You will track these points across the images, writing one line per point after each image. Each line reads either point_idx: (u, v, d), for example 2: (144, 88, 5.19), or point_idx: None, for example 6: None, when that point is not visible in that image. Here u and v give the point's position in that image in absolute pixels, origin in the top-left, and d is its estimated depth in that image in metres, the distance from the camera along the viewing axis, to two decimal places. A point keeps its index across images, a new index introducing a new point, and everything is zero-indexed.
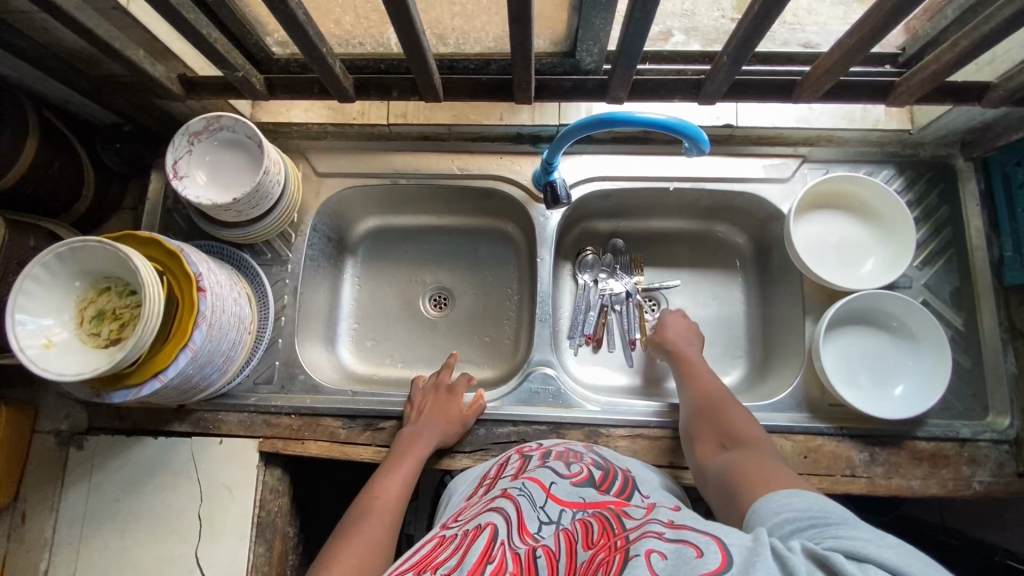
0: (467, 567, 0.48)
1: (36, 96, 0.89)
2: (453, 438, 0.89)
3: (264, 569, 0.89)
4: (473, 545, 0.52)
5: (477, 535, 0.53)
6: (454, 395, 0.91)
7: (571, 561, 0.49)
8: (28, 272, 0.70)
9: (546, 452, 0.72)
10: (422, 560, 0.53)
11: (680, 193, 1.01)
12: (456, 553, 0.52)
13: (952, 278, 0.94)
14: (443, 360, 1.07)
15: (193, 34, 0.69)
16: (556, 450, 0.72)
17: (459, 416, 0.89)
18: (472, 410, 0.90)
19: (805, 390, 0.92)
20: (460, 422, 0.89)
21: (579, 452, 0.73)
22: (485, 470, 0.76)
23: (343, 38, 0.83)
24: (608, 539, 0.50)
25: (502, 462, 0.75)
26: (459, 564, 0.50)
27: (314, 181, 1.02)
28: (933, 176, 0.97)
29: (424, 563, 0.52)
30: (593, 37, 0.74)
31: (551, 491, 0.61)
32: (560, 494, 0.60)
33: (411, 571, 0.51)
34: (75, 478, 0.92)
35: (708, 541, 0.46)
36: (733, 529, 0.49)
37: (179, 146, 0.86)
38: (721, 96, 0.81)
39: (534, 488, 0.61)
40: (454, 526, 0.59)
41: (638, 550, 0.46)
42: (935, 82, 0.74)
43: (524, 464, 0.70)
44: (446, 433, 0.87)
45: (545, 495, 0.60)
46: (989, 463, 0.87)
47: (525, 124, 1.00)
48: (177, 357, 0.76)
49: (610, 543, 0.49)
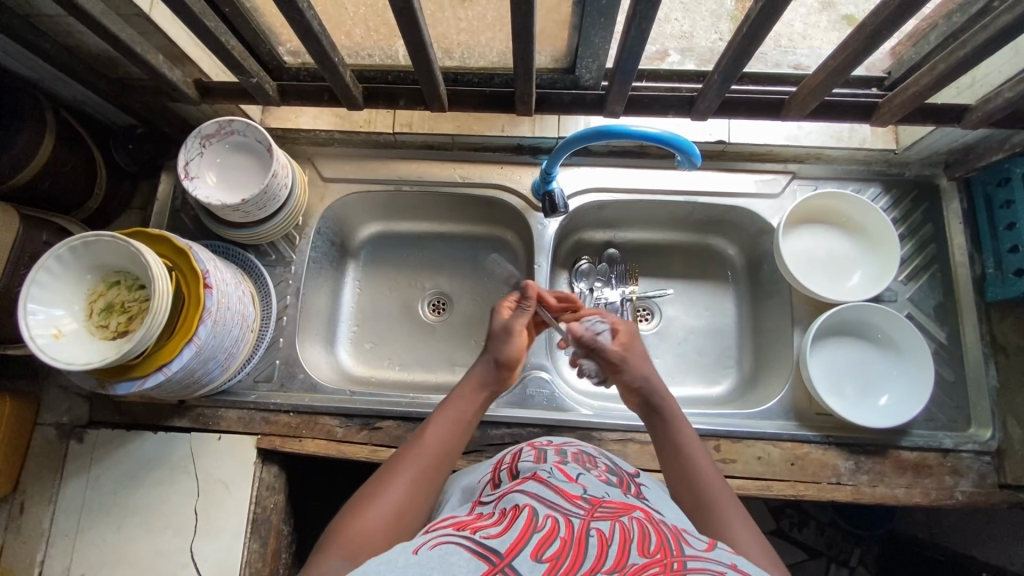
0: (513, 532, 0.48)
1: (53, 96, 0.92)
2: (512, 348, 0.78)
3: (257, 565, 0.90)
4: (515, 519, 0.50)
5: (517, 512, 0.51)
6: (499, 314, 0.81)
7: (621, 556, 0.45)
8: (42, 264, 0.72)
9: (562, 450, 0.68)
10: (462, 521, 0.53)
11: (673, 206, 1.04)
12: (498, 522, 0.51)
13: (936, 293, 0.97)
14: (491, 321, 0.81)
15: (213, 41, 0.73)
16: (573, 450, 0.69)
17: (504, 328, 0.79)
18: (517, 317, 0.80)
19: (793, 399, 0.94)
20: (508, 334, 0.78)
21: (593, 456, 0.69)
22: (498, 459, 0.72)
23: (353, 50, 0.86)
24: (664, 555, 0.46)
25: (515, 452, 0.70)
26: (501, 533, 0.49)
27: (320, 186, 1.05)
28: (918, 195, 1.00)
29: (464, 523, 0.52)
30: (592, 54, 0.78)
31: (581, 479, 0.59)
32: (590, 483, 0.59)
33: (450, 527, 0.52)
34: (74, 470, 0.93)
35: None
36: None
37: (191, 147, 0.90)
38: (713, 112, 0.85)
39: (562, 474, 0.59)
40: (488, 503, 0.57)
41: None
42: (915, 104, 0.78)
43: (542, 455, 0.66)
44: (494, 347, 0.78)
45: (575, 482, 0.58)
46: (972, 474, 0.89)
47: (525, 136, 1.03)
48: (181, 351, 0.79)
49: (666, 560, 0.45)
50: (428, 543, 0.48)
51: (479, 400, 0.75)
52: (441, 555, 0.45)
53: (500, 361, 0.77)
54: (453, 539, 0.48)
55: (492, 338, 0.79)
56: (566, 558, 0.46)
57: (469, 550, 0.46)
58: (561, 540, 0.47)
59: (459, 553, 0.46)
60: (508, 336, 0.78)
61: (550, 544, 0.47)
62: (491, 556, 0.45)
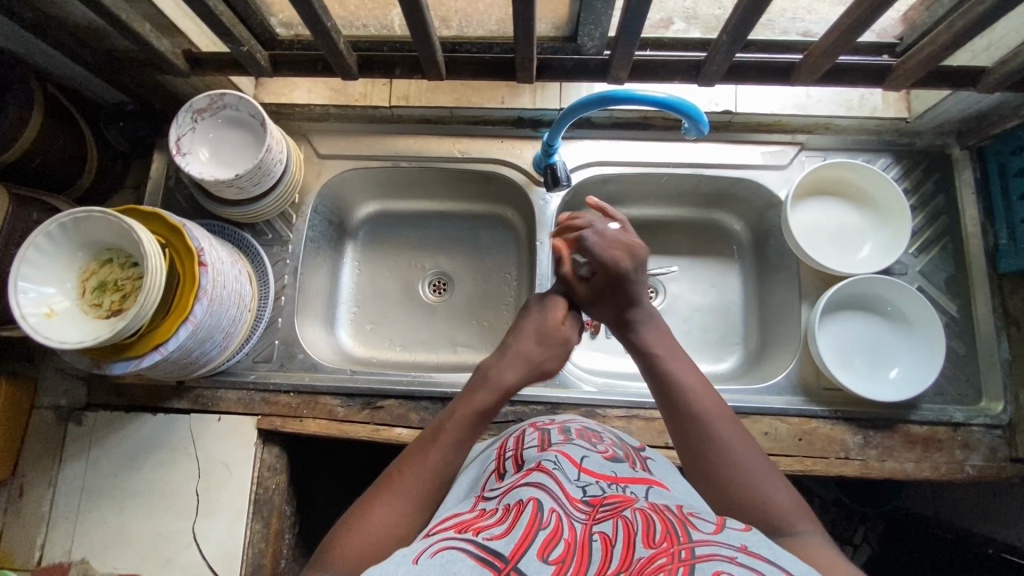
0: (515, 533, 0.46)
1: (38, 70, 0.88)
2: (552, 361, 0.75)
3: (260, 545, 0.90)
4: (519, 516, 0.48)
5: (520, 507, 0.49)
6: (554, 315, 0.77)
7: (627, 553, 0.44)
8: (31, 241, 0.70)
9: (565, 428, 0.67)
10: (463, 521, 0.50)
11: (678, 179, 1.02)
12: (501, 520, 0.49)
13: (947, 265, 0.95)
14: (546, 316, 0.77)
15: (201, 6, 0.70)
16: (576, 427, 0.67)
17: (562, 337, 0.76)
18: (570, 330, 0.78)
19: (801, 374, 0.93)
20: (557, 348, 0.76)
21: (597, 431, 0.68)
22: (501, 440, 0.68)
23: (347, 19, 0.85)
24: (670, 543, 0.44)
25: (518, 436, 0.66)
26: (505, 534, 0.47)
27: (316, 163, 1.03)
28: (929, 165, 0.98)
29: (466, 524, 0.49)
30: (595, 20, 0.75)
31: (584, 465, 0.57)
32: (593, 468, 0.57)
33: (451, 530, 0.49)
34: (73, 453, 0.92)
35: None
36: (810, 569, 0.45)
37: (182, 123, 0.87)
38: (720, 77, 0.82)
39: (568, 462, 0.57)
40: (492, 498, 0.54)
41: (705, 571, 0.41)
42: (930, 66, 0.75)
43: (546, 437, 0.63)
44: (537, 353, 0.74)
45: (579, 469, 0.56)
46: (982, 448, 0.88)
47: (526, 107, 1.01)
48: (177, 331, 0.77)
49: (673, 549, 0.44)
50: (430, 549, 0.45)
51: (493, 413, 0.68)
52: (442, 563, 0.42)
53: (537, 372, 0.74)
54: (454, 544, 0.45)
55: (543, 343, 0.75)
56: (571, 560, 0.44)
57: (471, 556, 0.44)
58: (565, 543, 0.45)
59: (463, 560, 0.43)
60: (561, 348, 0.76)
61: (555, 546, 0.45)
62: (496, 561, 0.43)
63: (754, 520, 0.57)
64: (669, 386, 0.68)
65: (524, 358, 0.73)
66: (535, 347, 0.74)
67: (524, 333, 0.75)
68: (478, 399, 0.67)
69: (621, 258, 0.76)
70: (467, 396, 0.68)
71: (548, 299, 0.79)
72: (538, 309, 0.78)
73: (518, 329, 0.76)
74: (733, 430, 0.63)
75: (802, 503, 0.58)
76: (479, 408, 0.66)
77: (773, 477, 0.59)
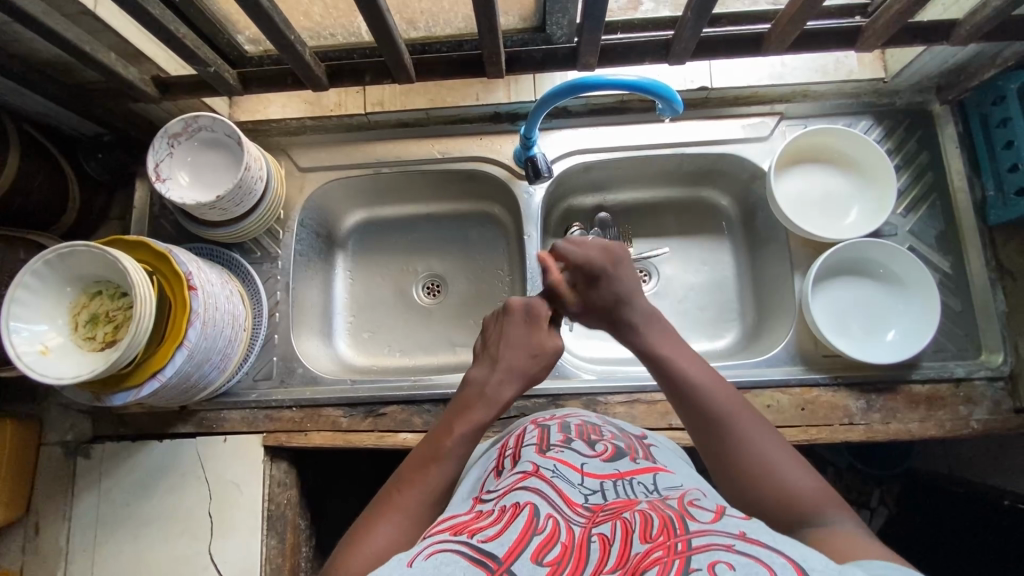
0: (509, 538, 0.46)
1: (13, 111, 0.88)
2: (539, 366, 0.73)
3: (276, 561, 0.90)
4: (513, 518, 0.49)
5: (516, 510, 0.50)
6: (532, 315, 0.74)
7: (624, 550, 0.44)
8: (19, 281, 0.70)
9: (565, 425, 0.68)
10: (458, 524, 0.50)
11: (661, 160, 1.01)
12: (495, 522, 0.49)
13: (936, 222, 0.94)
14: (514, 318, 0.74)
15: (161, 30, 0.70)
16: (576, 422, 0.69)
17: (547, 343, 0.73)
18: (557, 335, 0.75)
19: (798, 344, 0.93)
20: (546, 356, 0.73)
21: (597, 425, 0.69)
22: (503, 441, 0.69)
23: (314, 31, 0.85)
24: (667, 537, 0.44)
25: (519, 433, 0.68)
26: (497, 535, 0.47)
27: (298, 177, 1.03)
28: (912, 123, 0.97)
29: (460, 526, 0.49)
30: (562, 9, 0.76)
31: (586, 469, 0.58)
32: (596, 470, 0.58)
33: (445, 532, 0.49)
34: (84, 486, 0.93)
35: (785, 566, 0.40)
36: (819, 556, 0.43)
37: (159, 148, 0.87)
38: (690, 54, 0.81)
39: (568, 468, 0.58)
40: (488, 500, 0.54)
41: (700, 562, 0.41)
42: (900, 23, 0.74)
43: (545, 435, 0.65)
44: (524, 363, 0.71)
45: (581, 473, 0.57)
46: (986, 402, 0.88)
47: (501, 102, 1.01)
48: (174, 355, 0.77)
49: (670, 542, 0.43)
50: (423, 552, 0.45)
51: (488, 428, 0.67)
52: (436, 565, 0.42)
53: (528, 378, 0.72)
54: (448, 547, 0.45)
55: (531, 351, 0.72)
56: (566, 562, 0.44)
57: (465, 557, 0.44)
58: (562, 546, 0.45)
59: (455, 561, 0.43)
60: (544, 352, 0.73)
61: (550, 549, 0.45)
62: (489, 562, 0.43)
63: (780, 507, 0.55)
64: (678, 380, 0.67)
65: (510, 367, 0.71)
66: (523, 357, 0.72)
67: (511, 340, 0.73)
68: (475, 416, 0.66)
69: (598, 258, 0.76)
70: (464, 411, 0.67)
71: (533, 304, 0.75)
72: (525, 319, 0.74)
73: (506, 336, 0.73)
74: (751, 418, 0.62)
75: (822, 481, 0.58)
76: (476, 422, 0.65)
77: (790, 460, 0.59)
